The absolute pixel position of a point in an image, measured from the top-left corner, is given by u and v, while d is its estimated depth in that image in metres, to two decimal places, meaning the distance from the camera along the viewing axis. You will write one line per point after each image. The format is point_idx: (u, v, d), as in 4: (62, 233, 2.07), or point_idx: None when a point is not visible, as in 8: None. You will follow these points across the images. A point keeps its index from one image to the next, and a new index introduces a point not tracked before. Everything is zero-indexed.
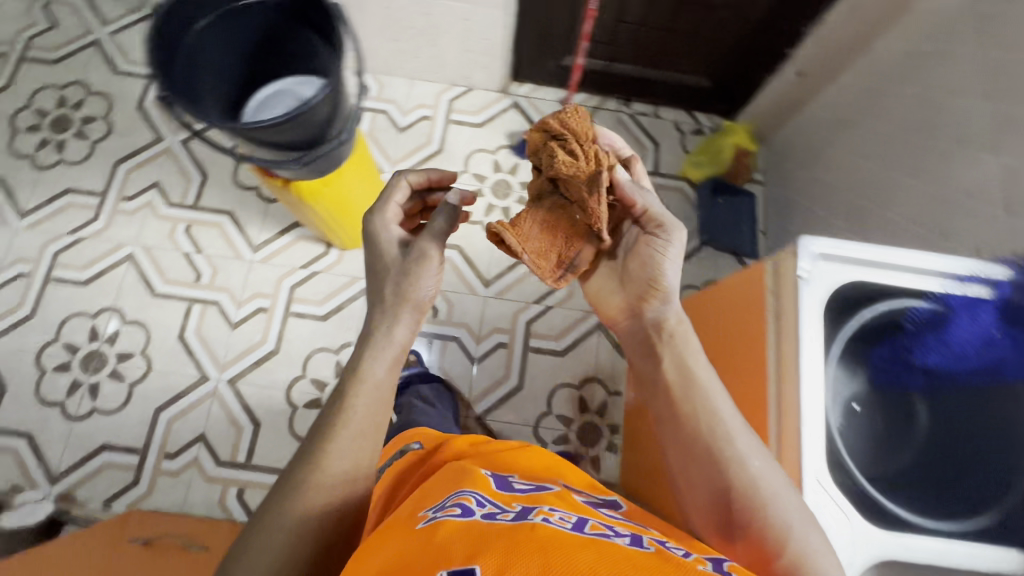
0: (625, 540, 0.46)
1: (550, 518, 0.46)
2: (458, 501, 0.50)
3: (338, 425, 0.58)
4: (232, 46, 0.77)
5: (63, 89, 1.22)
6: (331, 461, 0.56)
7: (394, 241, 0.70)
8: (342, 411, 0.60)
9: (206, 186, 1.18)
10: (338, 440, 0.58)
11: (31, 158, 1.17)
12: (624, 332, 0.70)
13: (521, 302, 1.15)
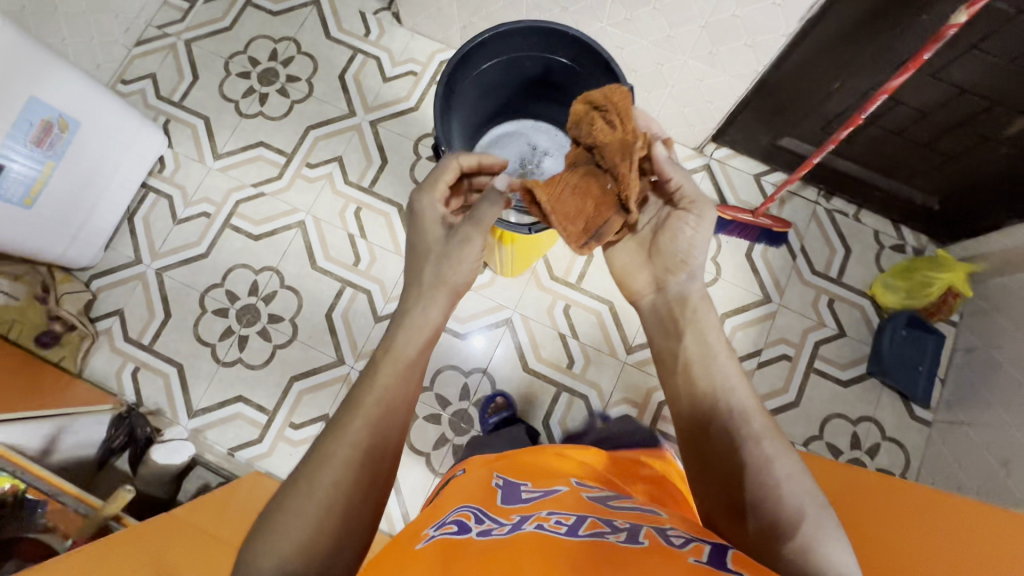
0: (622, 537, 0.43)
1: (546, 526, 0.45)
2: (460, 519, 0.50)
3: (365, 398, 0.54)
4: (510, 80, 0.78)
5: (276, 42, 1.25)
6: (353, 426, 0.52)
7: (437, 219, 0.68)
8: (369, 383, 0.56)
9: (383, 172, 1.19)
10: (362, 404, 0.54)
11: (235, 103, 1.23)
12: (646, 310, 0.69)
13: (659, 379, 1.09)
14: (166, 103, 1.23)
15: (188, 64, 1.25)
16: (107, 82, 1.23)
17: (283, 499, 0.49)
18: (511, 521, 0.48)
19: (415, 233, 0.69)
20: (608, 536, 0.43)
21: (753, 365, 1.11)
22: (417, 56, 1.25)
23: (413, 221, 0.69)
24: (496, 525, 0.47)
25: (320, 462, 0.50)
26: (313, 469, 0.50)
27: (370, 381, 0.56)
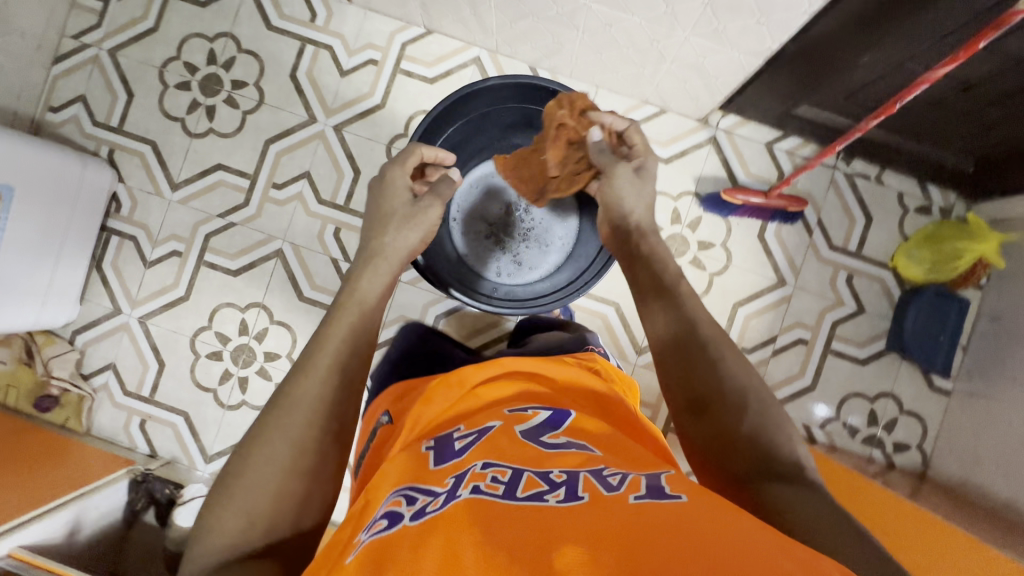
0: (561, 496, 0.40)
1: (482, 493, 0.41)
2: (387, 509, 0.44)
3: (329, 341, 0.55)
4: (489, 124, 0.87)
5: (212, 41, 1.09)
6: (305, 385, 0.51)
7: (403, 190, 0.71)
8: (317, 344, 0.55)
9: (357, 185, 1.08)
10: (311, 366, 0.53)
11: (182, 121, 1.10)
12: (609, 245, 0.73)
13: None
14: (105, 130, 1.10)
15: (118, 80, 1.10)
16: (35, 113, 1.09)
17: (238, 461, 0.48)
18: (447, 491, 0.44)
19: (382, 197, 0.71)
20: (545, 497, 0.40)
21: (769, 352, 1.07)
22: (374, 39, 1.09)
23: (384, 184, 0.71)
24: (432, 501, 0.43)
25: (270, 421, 0.50)
26: (265, 429, 0.49)
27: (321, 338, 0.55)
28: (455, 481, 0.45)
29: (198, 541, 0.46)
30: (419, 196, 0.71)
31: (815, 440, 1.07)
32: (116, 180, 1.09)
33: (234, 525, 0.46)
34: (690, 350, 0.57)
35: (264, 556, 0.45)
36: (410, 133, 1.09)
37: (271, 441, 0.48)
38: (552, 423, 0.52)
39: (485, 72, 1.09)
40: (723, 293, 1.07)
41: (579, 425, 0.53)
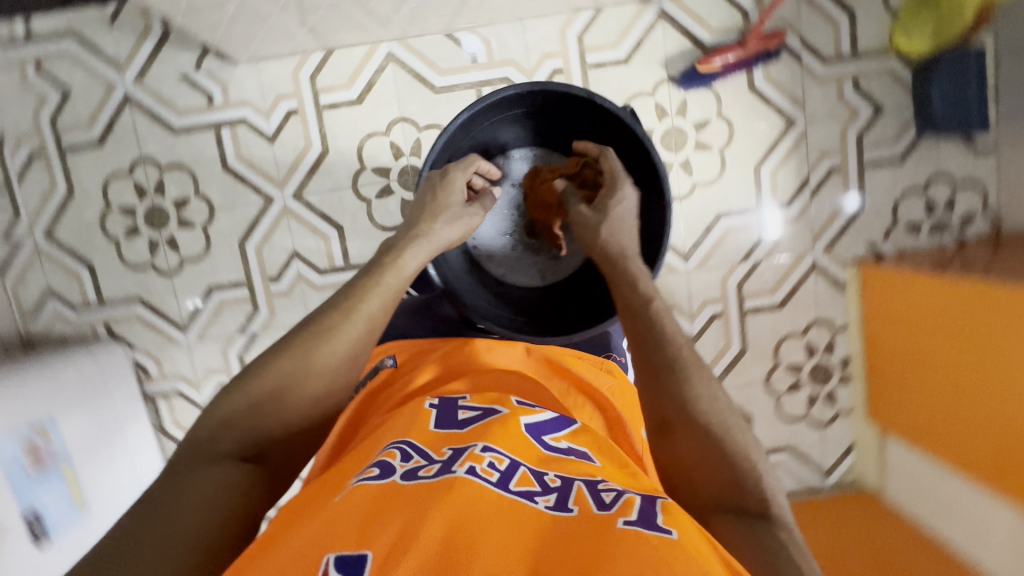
0: (551, 504, 0.43)
1: (475, 479, 0.43)
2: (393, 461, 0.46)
3: (368, 300, 0.56)
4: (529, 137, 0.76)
5: (132, 173, 1.03)
6: (331, 329, 0.54)
7: (457, 196, 0.65)
8: (357, 292, 0.56)
9: (346, 239, 1.04)
10: (353, 312, 0.55)
11: (152, 265, 1.05)
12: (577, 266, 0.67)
13: (727, 265, 1.05)
14: (90, 309, 1.06)
15: (70, 257, 1.05)
16: (17, 328, 1.06)
17: (270, 366, 0.52)
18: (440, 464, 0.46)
19: (433, 192, 0.64)
20: (536, 499, 0.43)
21: (807, 195, 1.04)
22: (282, 88, 1.01)
23: (441, 186, 0.64)
24: (425, 468, 0.45)
25: (308, 346, 0.53)
26: (295, 353, 0.52)
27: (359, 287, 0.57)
28: (450, 457, 0.47)
29: (206, 433, 0.50)
30: (470, 203, 0.66)
31: (884, 254, 1.05)
32: (128, 349, 1.07)
33: (242, 429, 0.50)
34: (665, 376, 0.53)
35: (253, 469, 0.50)
36: (368, 163, 1.02)
37: (300, 368, 0.52)
38: (558, 423, 0.54)
39: (405, 63, 0.99)
40: (740, 163, 1.02)
41: (587, 436, 0.52)
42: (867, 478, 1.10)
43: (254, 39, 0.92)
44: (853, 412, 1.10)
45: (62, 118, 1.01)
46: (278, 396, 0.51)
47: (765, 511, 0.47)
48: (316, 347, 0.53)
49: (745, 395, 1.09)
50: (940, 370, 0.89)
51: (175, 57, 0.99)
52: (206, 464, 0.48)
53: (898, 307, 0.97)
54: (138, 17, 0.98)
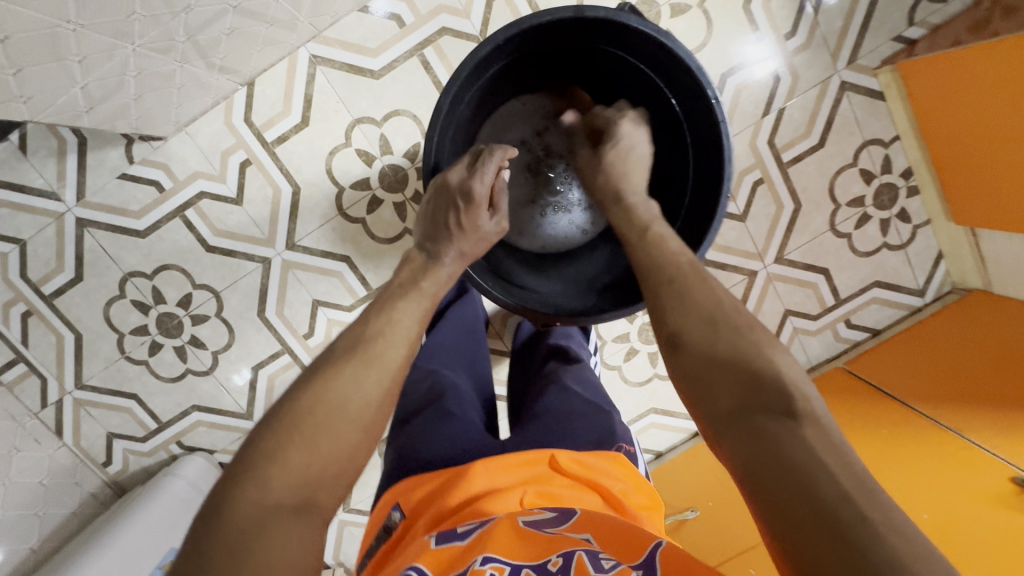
0: None
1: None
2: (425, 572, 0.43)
3: (377, 341, 0.48)
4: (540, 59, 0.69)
5: (125, 292, 0.97)
6: (364, 353, 0.47)
7: (484, 198, 0.62)
8: (386, 310, 0.51)
9: (360, 266, 0.97)
10: (385, 332, 0.49)
11: (188, 371, 1.01)
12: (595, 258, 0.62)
13: (751, 125, 0.95)
14: (156, 434, 1.05)
15: (113, 395, 1.02)
16: (103, 479, 1.06)
17: (304, 403, 0.43)
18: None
19: (455, 215, 0.61)
20: None
21: (809, 14, 0.92)
22: (223, 143, 0.91)
23: (464, 207, 0.61)
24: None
25: (344, 371, 0.45)
26: (329, 383, 0.44)
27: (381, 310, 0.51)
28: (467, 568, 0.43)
29: (239, 492, 0.39)
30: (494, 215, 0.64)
31: (916, 40, 0.93)
32: (209, 454, 1.05)
33: (284, 480, 0.40)
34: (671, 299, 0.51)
35: (304, 523, 0.39)
36: (343, 182, 0.94)
37: (339, 398, 0.44)
38: (558, 519, 0.49)
39: (333, 62, 0.89)
40: (722, 9, 0.91)
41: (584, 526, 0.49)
42: (969, 280, 1.02)
43: (172, 105, 0.82)
44: (932, 221, 1.02)
45: (31, 269, 0.95)
46: (293, 458, 0.40)
47: (792, 412, 0.41)
48: (352, 373, 0.46)
49: (815, 250, 1.01)
50: (1004, 151, 0.82)
51: (106, 159, 0.91)
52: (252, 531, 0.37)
53: (930, 107, 0.92)
54: (47, 133, 0.89)
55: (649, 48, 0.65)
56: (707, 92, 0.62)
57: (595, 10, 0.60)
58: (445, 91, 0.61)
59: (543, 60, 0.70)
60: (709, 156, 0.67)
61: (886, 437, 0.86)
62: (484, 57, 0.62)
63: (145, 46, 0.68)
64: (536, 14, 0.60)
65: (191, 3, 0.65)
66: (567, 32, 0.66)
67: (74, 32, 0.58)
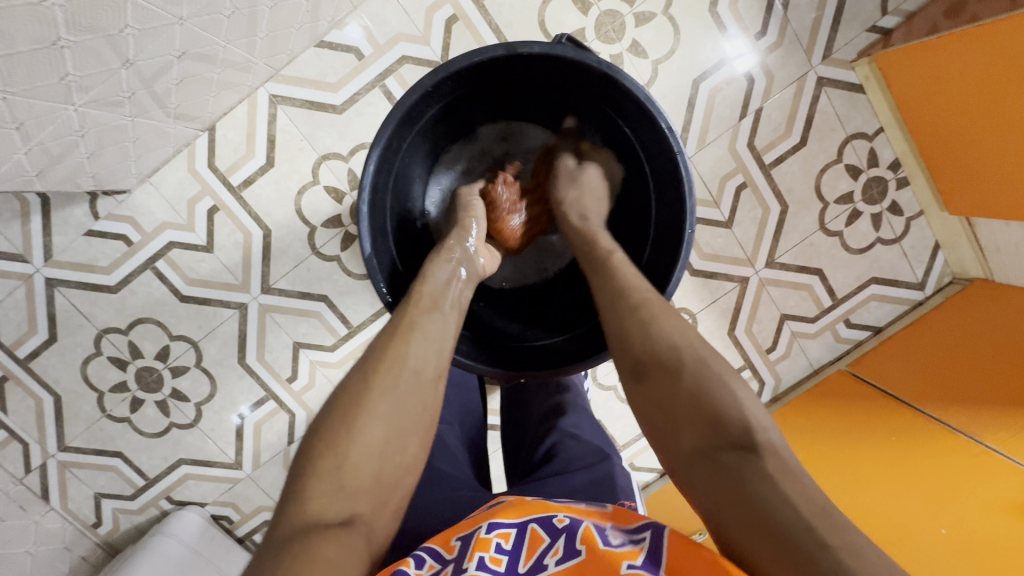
0: (556, 555, 0.42)
1: (567, 563, 0.42)
2: (524, 532, 0.44)
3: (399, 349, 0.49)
4: (479, 93, 0.68)
5: (100, 349, 0.94)
6: (373, 404, 0.45)
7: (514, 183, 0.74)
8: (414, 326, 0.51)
9: (338, 304, 0.94)
10: (416, 336, 0.50)
11: (172, 425, 0.98)
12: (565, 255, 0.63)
13: (728, 129, 0.92)
14: (145, 491, 1.01)
15: (98, 454, 0.99)
16: (94, 540, 1.01)
17: (318, 446, 0.43)
18: (563, 532, 0.43)
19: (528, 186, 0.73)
20: (546, 560, 0.42)
21: (779, 12, 0.90)
22: (188, 191, 0.89)
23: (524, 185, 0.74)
24: (551, 549, 0.43)
25: (359, 419, 0.44)
26: (349, 435, 0.43)
27: (385, 349, 0.49)
28: (569, 526, 0.44)
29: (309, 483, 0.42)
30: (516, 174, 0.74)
31: (891, 29, 0.90)
32: (201, 508, 1.01)
33: (316, 508, 0.41)
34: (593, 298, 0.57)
35: (353, 536, 0.41)
36: (315, 221, 0.91)
37: (354, 432, 0.44)
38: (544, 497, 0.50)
39: (294, 100, 0.86)
40: (688, 14, 0.89)
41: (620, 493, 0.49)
42: (969, 270, 0.99)
43: (131, 158, 0.80)
44: (924, 212, 0.99)
45: (4, 333, 0.92)
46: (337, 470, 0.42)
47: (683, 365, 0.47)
48: (365, 417, 0.45)
49: (807, 251, 0.98)
50: (985, 133, 0.80)
51: (71, 216, 0.89)
52: (296, 539, 0.39)
53: (909, 93, 0.89)
54: (8, 196, 0.87)
55: (594, 77, 0.63)
56: (659, 122, 0.60)
57: (528, 45, 0.57)
58: (376, 141, 0.59)
59: (483, 93, 0.69)
60: (664, 179, 0.65)
61: (890, 447, 0.83)
62: (414, 104, 0.61)
63: (90, 104, 0.65)
64: (465, 56, 0.58)
65: (132, 56, 0.62)
66: (505, 67, 0.63)
67: (7, 101, 0.54)
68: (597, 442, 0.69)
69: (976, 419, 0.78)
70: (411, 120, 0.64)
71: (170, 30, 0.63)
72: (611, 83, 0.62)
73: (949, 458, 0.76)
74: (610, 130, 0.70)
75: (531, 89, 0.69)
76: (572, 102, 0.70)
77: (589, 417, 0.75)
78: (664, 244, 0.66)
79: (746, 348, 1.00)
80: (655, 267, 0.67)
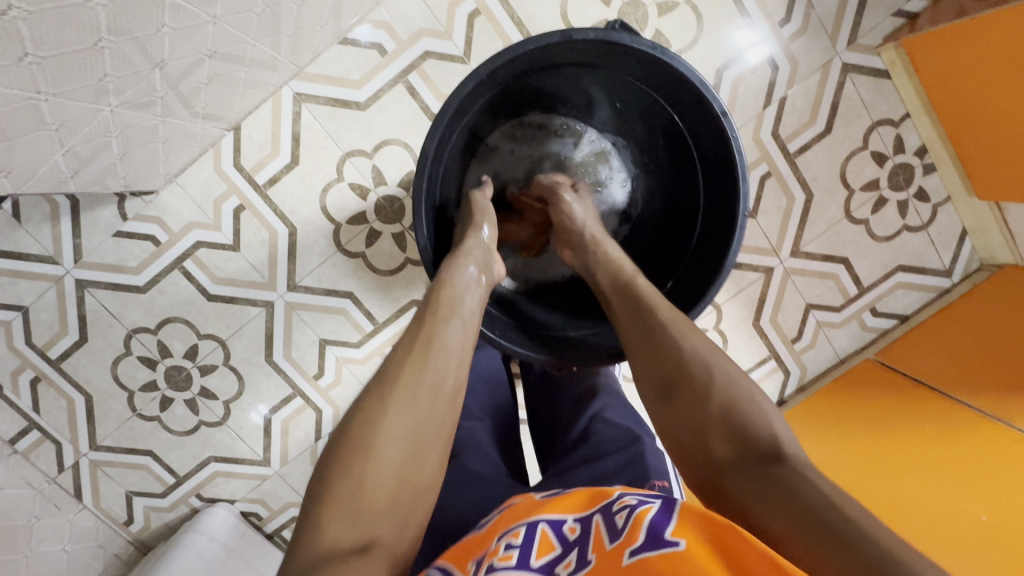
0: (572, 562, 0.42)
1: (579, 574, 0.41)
2: (533, 531, 0.45)
3: (408, 370, 0.49)
4: (524, 85, 0.67)
5: (129, 349, 0.95)
6: (390, 424, 0.46)
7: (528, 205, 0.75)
8: (425, 342, 0.50)
9: (364, 301, 0.95)
10: (434, 348, 0.50)
11: (201, 423, 0.99)
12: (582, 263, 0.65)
13: (752, 117, 0.92)
14: (175, 489, 1.02)
15: (129, 453, 1.00)
16: (126, 538, 1.03)
17: (334, 470, 0.44)
18: (575, 545, 0.43)
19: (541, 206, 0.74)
20: (557, 568, 0.42)
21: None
22: (215, 191, 0.90)
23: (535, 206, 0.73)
24: (562, 561, 0.42)
25: (376, 439, 0.45)
26: (366, 456, 0.44)
27: (402, 366, 0.49)
28: (580, 535, 0.44)
29: (334, 498, 0.42)
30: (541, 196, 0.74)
31: (918, 13, 0.89)
32: (230, 505, 1.02)
33: (333, 536, 0.41)
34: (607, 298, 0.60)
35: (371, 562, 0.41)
36: (340, 218, 0.92)
37: (372, 448, 0.44)
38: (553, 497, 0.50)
39: (318, 97, 0.87)
40: (711, 3, 0.88)
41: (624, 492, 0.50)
42: (997, 256, 0.98)
43: (159, 158, 0.81)
44: (952, 198, 0.98)
45: (36, 334, 0.93)
46: (355, 492, 0.43)
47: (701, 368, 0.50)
48: (382, 437, 0.45)
49: (832, 239, 0.97)
50: (1019, 120, 0.79)
51: (99, 218, 0.90)
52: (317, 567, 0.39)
53: (940, 78, 0.87)
54: (38, 199, 0.88)
55: (642, 62, 0.63)
56: (712, 105, 0.60)
57: (582, 32, 0.57)
58: (430, 135, 0.59)
59: (528, 85, 0.68)
60: (713, 161, 0.66)
61: (927, 436, 0.82)
62: (466, 98, 0.61)
63: (124, 105, 0.66)
64: (519, 45, 0.58)
65: (165, 57, 0.63)
66: (554, 55, 0.63)
67: (47, 103, 0.55)
68: (627, 425, 0.69)
69: (1007, 407, 0.78)
70: (460, 113, 0.64)
71: (202, 30, 0.64)
72: (663, 67, 0.61)
73: (990, 445, 0.75)
74: (656, 115, 0.70)
75: (574, 78, 0.68)
76: (617, 87, 0.69)
77: (620, 399, 0.76)
78: (713, 231, 0.67)
79: (772, 339, 1.00)
80: (706, 251, 0.67)
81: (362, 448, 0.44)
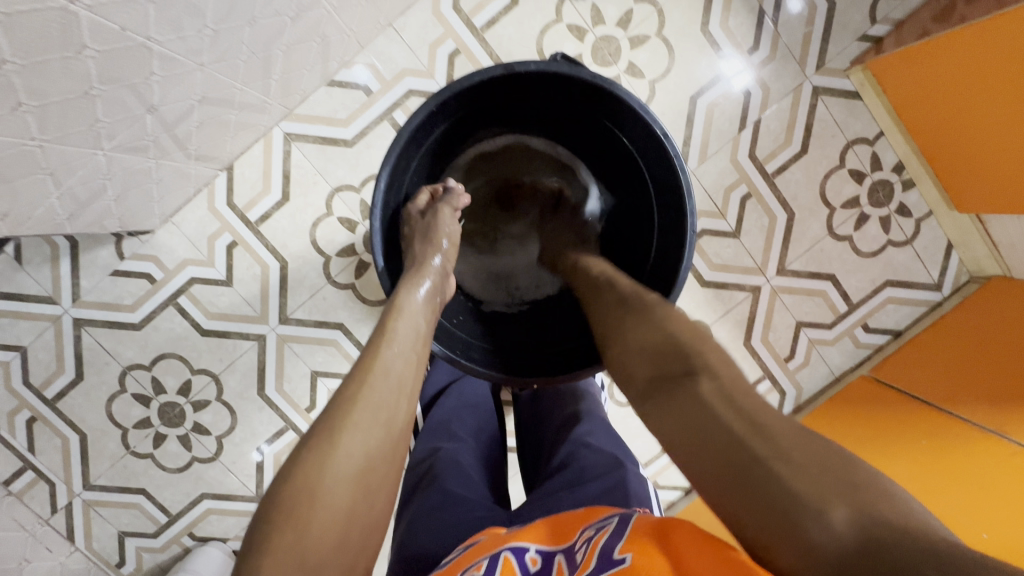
0: None
1: None
2: (496, 560, 0.43)
3: (354, 411, 0.45)
4: (480, 114, 0.71)
5: (124, 386, 0.97)
6: (339, 463, 0.42)
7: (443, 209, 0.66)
8: (370, 371, 0.48)
9: (354, 331, 0.96)
10: (383, 377, 0.48)
11: (194, 459, 0.99)
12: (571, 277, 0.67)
13: (729, 141, 0.94)
14: (167, 528, 1.01)
15: (121, 492, 0.99)
16: None
17: (275, 518, 0.39)
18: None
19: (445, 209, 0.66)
20: None
21: (769, 27, 0.93)
22: (209, 228, 0.93)
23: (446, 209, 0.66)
24: None
25: (322, 482, 0.41)
26: (312, 502, 0.40)
27: (352, 395, 0.46)
28: (542, 568, 0.43)
29: (273, 555, 0.38)
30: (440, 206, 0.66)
31: (883, 37, 0.92)
32: (222, 544, 1.00)
33: None
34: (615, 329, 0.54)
35: None
36: (330, 251, 0.94)
37: (319, 490, 0.41)
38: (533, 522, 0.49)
39: (307, 137, 0.91)
40: (683, 35, 0.92)
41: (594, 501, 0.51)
42: (986, 268, 0.97)
43: (154, 199, 0.84)
44: (934, 213, 0.98)
45: (33, 374, 0.95)
46: (296, 548, 0.39)
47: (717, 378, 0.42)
48: (329, 478, 0.41)
49: (818, 257, 0.98)
50: (991, 138, 0.81)
51: (97, 258, 0.93)
52: None
53: (909, 96, 0.89)
54: (40, 241, 0.91)
55: (587, 91, 0.66)
56: (654, 127, 0.62)
57: (523, 64, 0.60)
58: (385, 161, 0.61)
59: (484, 116, 0.72)
60: (663, 180, 0.67)
61: (922, 452, 0.80)
62: (419, 127, 0.64)
63: (117, 149, 0.69)
64: (466, 77, 0.61)
65: (157, 102, 0.66)
66: (503, 88, 0.66)
67: (42, 148, 0.58)
68: (610, 450, 0.67)
69: (1000, 417, 0.77)
70: (417, 141, 0.67)
71: (191, 76, 0.67)
72: (605, 94, 0.64)
73: (985, 458, 0.74)
74: (608, 141, 0.72)
75: (528, 108, 0.72)
76: (570, 113, 0.72)
77: (605, 425, 0.74)
78: (667, 246, 0.68)
79: (764, 358, 0.99)
80: (661, 269, 0.68)
81: (301, 494, 0.40)
